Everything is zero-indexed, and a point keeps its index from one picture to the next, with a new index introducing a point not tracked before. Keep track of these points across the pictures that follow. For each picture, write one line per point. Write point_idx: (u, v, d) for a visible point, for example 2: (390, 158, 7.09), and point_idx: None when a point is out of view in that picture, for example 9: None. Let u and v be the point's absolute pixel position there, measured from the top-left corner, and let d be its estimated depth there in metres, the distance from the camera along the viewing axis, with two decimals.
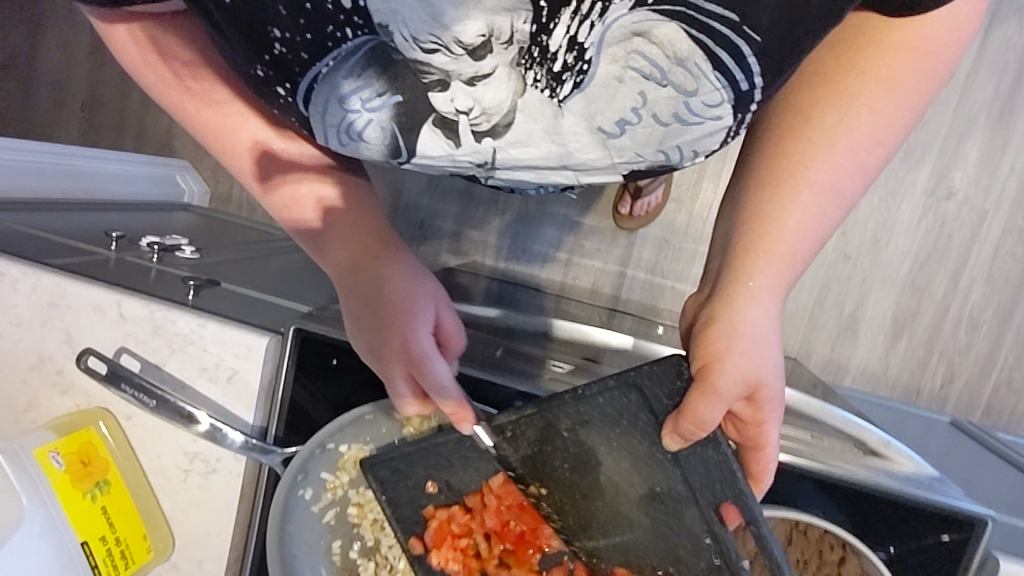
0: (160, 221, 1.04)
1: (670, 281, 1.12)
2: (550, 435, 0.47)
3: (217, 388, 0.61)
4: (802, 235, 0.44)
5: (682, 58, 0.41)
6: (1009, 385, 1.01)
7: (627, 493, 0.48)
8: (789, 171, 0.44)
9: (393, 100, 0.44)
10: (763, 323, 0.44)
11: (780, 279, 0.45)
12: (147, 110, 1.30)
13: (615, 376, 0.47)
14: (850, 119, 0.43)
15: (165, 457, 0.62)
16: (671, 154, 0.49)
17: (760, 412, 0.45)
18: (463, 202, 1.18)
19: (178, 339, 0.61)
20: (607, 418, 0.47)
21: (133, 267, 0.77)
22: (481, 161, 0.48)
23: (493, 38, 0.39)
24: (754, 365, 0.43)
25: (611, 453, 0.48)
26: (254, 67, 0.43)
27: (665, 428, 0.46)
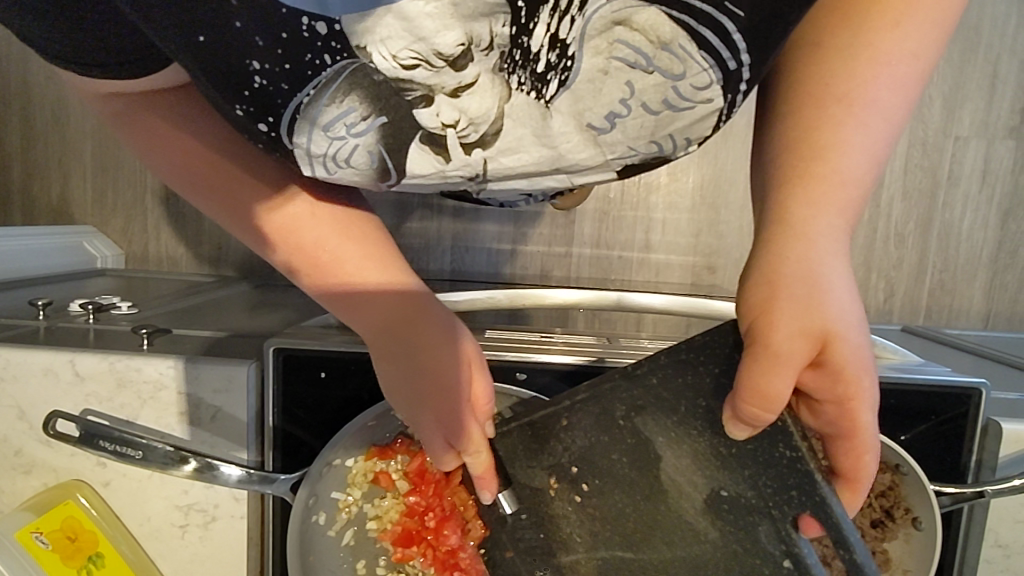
0: (80, 289, 0.97)
1: (616, 252, 1.14)
2: (608, 425, 0.47)
3: (201, 430, 0.57)
4: (849, 153, 0.39)
5: (666, 42, 0.40)
6: (942, 286, 1.09)
7: (692, 497, 0.45)
8: (809, 92, 0.40)
9: (378, 122, 0.43)
10: (822, 264, 0.39)
11: (830, 208, 0.39)
12: (38, 178, 1.20)
13: (666, 353, 0.45)
14: (874, 35, 0.38)
15: (157, 517, 0.57)
16: (664, 144, 0.48)
17: (834, 378, 0.38)
18: (397, 212, 1.14)
19: (148, 387, 0.56)
20: (662, 402, 0.45)
21: (70, 331, 0.71)
22: (472, 174, 0.48)
23: (473, 46, 0.39)
24: (817, 319, 0.37)
25: (670, 445, 0.45)
26: (233, 105, 0.41)
27: (729, 413, 0.42)
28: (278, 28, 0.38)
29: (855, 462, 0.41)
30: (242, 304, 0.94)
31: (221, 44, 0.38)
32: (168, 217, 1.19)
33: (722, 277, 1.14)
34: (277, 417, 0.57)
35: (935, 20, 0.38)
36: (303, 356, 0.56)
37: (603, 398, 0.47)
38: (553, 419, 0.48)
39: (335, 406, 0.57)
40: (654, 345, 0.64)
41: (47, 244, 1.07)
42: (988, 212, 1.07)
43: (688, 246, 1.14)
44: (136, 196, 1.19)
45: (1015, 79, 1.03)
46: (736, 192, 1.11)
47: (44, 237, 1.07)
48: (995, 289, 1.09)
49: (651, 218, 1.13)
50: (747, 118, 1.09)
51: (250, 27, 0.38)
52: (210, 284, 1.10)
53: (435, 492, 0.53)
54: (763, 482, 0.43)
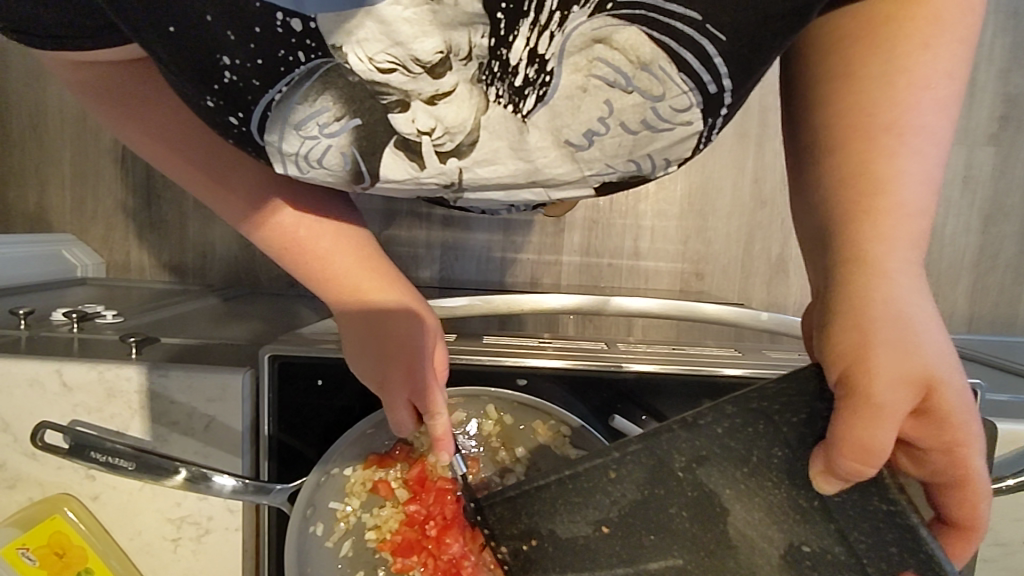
0: (59, 299, 0.95)
1: (606, 258, 1.14)
2: (663, 476, 0.44)
3: (194, 440, 0.56)
4: (914, 186, 0.39)
5: (646, 62, 0.40)
6: None
7: (767, 552, 0.42)
8: (852, 125, 0.39)
9: (352, 123, 0.42)
10: (910, 309, 0.38)
11: (903, 242, 0.39)
12: (16, 185, 1.18)
13: (733, 402, 0.42)
14: (903, 58, 0.38)
15: (148, 531, 0.56)
16: (642, 164, 0.48)
17: (937, 425, 0.38)
18: (385, 219, 1.13)
19: (138, 398, 0.55)
20: (728, 452, 0.43)
21: (53, 341, 0.69)
22: (448, 182, 0.48)
23: (451, 54, 0.39)
24: (918, 365, 0.37)
25: (738, 497, 0.43)
26: (204, 97, 0.42)
27: (818, 470, 0.40)
28: (249, 21, 0.38)
29: (963, 508, 0.40)
30: (227, 314, 0.92)
31: (191, 37, 0.39)
32: (152, 225, 1.17)
33: (710, 284, 1.15)
34: (273, 427, 0.56)
35: (963, 38, 0.39)
36: (296, 364, 0.55)
37: (658, 449, 0.45)
38: (600, 471, 0.46)
39: (325, 419, 0.56)
40: (649, 350, 0.64)
41: (27, 252, 1.04)
42: (968, 217, 1.09)
43: (676, 253, 1.14)
44: (118, 204, 1.17)
45: (991, 88, 1.06)
46: (723, 200, 1.13)
47: (25, 245, 1.04)
48: (977, 294, 1.11)
49: (640, 224, 1.14)
50: (733, 126, 1.10)
51: (221, 21, 0.38)
52: (194, 293, 1.08)
53: (434, 500, 0.53)
54: (857, 537, 0.40)
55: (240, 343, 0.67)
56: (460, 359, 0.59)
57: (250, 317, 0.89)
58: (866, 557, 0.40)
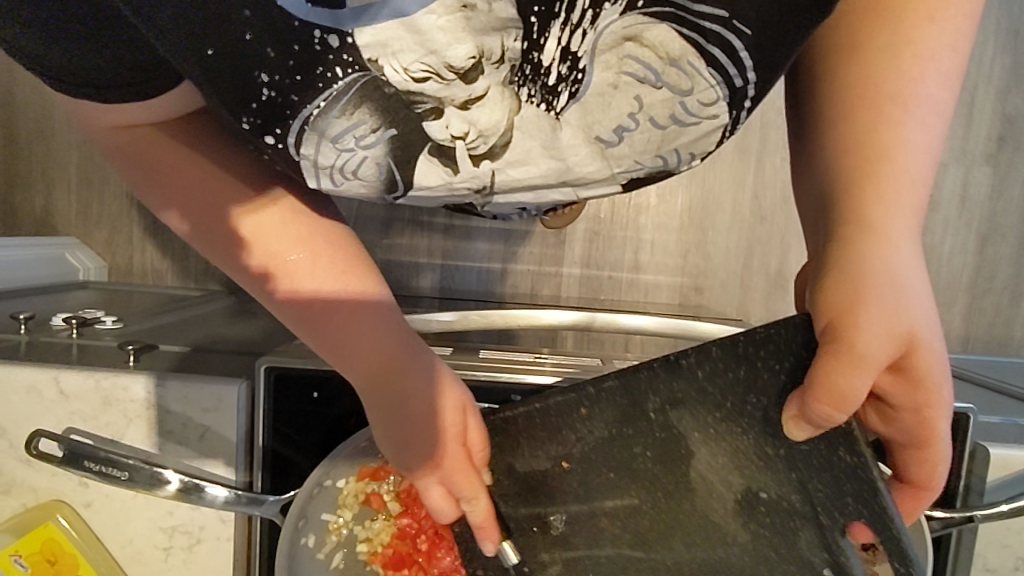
0: (60, 302, 0.95)
1: (606, 271, 1.15)
2: (633, 417, 0.47)
3: (189, 450, 0.56)
4: (914, 152, 0.40)
5: (675, 57, 0.42)
6: None
7: (722, 497, 0.45)
8: (859, 94, 0.40)
9: (387, 134, 0.45)
10: (900, 269, 0.40)
11: (902, 207, 0.40)
12: (20, 190, 1.18)
13: (719, 346, 0.45)
14: (911, 30, 0.39)
15: (141, 539, 0.56)
16: (669, 159, 0.51)
17: (911, 381, 0.40)
18: (387, 229, 1.14)
19: (135, 406, 0.55)
20: (703, 396, 0.45)
21: (52, 346, 0.69)
22: (479, 186, 0.50)
23: (484, 59, 0.40)
24: (902, 322, 0.39)
25: (705, 441, 0.45)
26: (241, 117, 0.43)
27: (791, 414, 0.43)
28: (288, 37, 0.39)
29: (923, 467, 0.43)
30: (227, 320, 0.93)
31: (231, 52, 0.39)
32: (154, 231, 1.18)
33: (710, 298, 1.15)
34: (268, 437, 0.56)
35: (966, 14, 0.40)
36: (293, 378, 0.55)
37: (634, 391, 0.47)
38: (572, 407, 0.48)
39: (328, 425, 0.56)
40: None
41: (28, 255, 1.04)
42: (967, 236, 1.09)
43: (676, 266, 1.15)
44: (121, 210, 1.18)
45: (992, 107, 1.06)
46: (723, 215, 1.13)
47: (25, 247, 1.05)
48: (975, 313, 1.11)
49: (640, 238, 1.14)
50: (734, 142, 1.10)
51: (260, 38, 0.39)
52: (193, 299, 1.08)
53: (425, 515, 0.53)
54: (814, 486, 0.43)
55: (237, 352, 0.67)
56: (472, 377, 0.59)
57: (249, 325, 0.89)
58: (822, 508, 0.43)
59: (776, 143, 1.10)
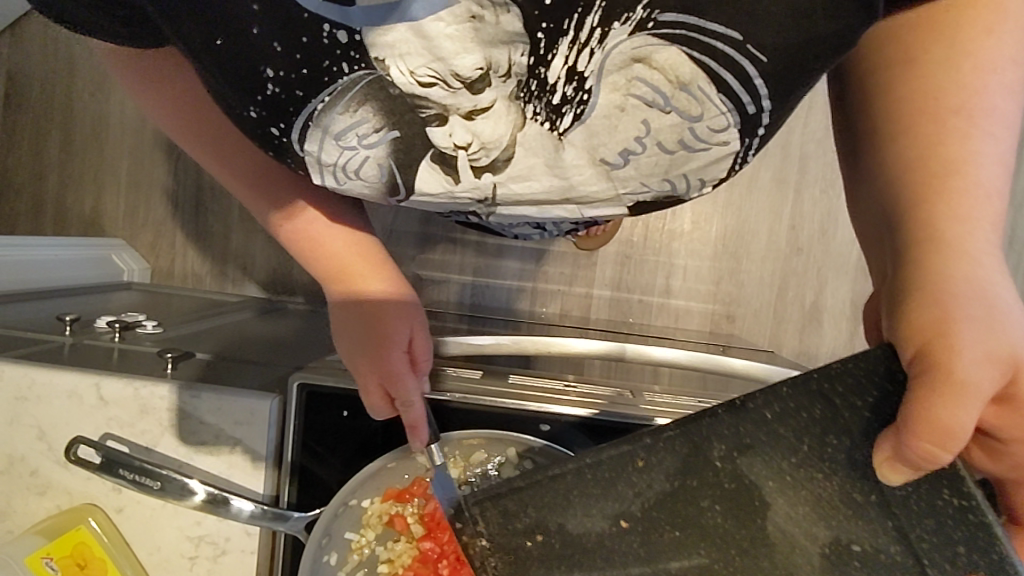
0: (102, 303, 0.98)
1: (636, 294, 1.14)
2: (697, 466, 0.41)
3: (218, 460, 0.57)
4: (986, 167, 0.40)
5: (685, 81, 0.43)
6: None
7: (807, 552, 0.39)
8: (919, 112, 0.40)
9: (390, 135, 0.45)
10: (989, 286, 0.38)
11: (979, 221, 0.39)
12: (73, 192, 1.22)
13: (789, 384, 0.40)
14: (970, 45, 0.39)
15: (168, 547, 0.57)
16: (677, 183, 0.51)
17: (1019, 410, 0.38)
18: (420, 244, 1.15)
19: (170, 415, 0.56)
20: (776, 439, 0.40)
21: (93, 349, 0.71)
22: (482, 197, 0.50)
23: (492, 71, 0.41)
24: (1002, 344, 0.37)
25: (781, 489, 0.40)
26: (249, 107, 0.45)
27: (883, 456, 0.38)
28: (296, 31, 0.40)
29: None
30: (260, 328, 0.94)
31: (242, 47, 0.42)
32: (195, 237, 1.20)
33: (741, 327, 1.14)
34: (297, 452, 0.57)
35: None
36: (322, 397, 0.56)
37: (694, 435, 0.41)
38: (625, 459, 0.41)
39: (361, 442, 0.57)
40: (673, 402, 0.63)
41: (74, 255, 1.08)
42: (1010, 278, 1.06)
43: (708, 293, 1.13)
44: (165, 215, 1.21)
45: None
46: (758, 245, 1.12)
47: (72, 248, 1.08)
48: None
49: (672, 263, 1.13)
50: (772, 171, 1.09)
51: (267, 33, 0.41)
52: (229, 304, 1.10)
53: (448, 540, 0.53)
54: (918, 537, 0.38)
55: (269, 365, 0.68)
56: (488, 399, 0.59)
57: (281, 334, 0.90)
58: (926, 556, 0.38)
59: (814, 175, 1.09)
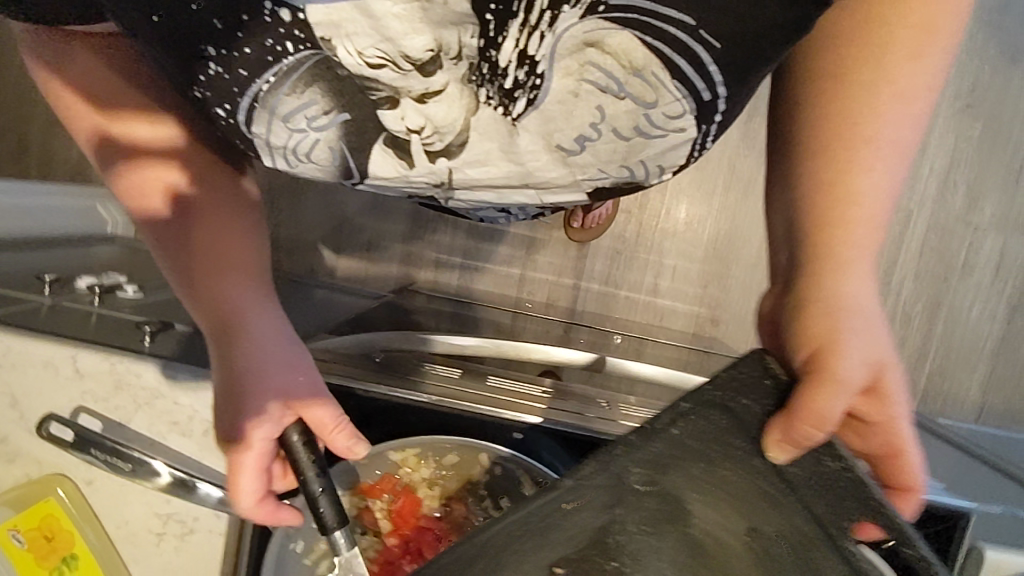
0: (85, 257, 0.96)
1: (623, 290, 1.14)
2: (621, 495, 0.40)
3: (189, 443, 0.56)
4: (879, 193, 0.41)
5: (638, 67, 0.42)
6: (941, 373, 1.08)
7: (738, 553, 0.39)
8: (828, 138, 0.41)
9: (340, 117, 0.45)
10: (868, 305, 0.41)
11: (868, 244, 0.41)
12: (62, 137, 1.20)
13: (693, 395, 0.41)
14: (888, 66, 0.40)
15: (136, 521, 0.57)
16: (636, 170, 0.52)
17: (885, 406, 0.41)
18: (411, 222, 1.14)
19: (144, 394, 0.56)
20: (687, 450, 0.40)
21: (72, 313, 0.70)
22: (437, 181, 0.51)
23: (442, 53, 0.40)
24: (876, 345, 0.40)
25: (702, 497, 0.40)
26: (194, 89, 0.45)
27: (774, 439, 0.39)
28: (236, 8, 0.39)
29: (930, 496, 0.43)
30: None
31: (179, 24, 0.41)
32: None
33: (724, 331, 1.14)
34: None
35: (948, 45, 0.40)
36: None
37: (609, 463, 0.41)
38: (547, 505, 0.40)
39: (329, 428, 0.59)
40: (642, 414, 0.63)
41: (59, 205, 1.06)
42: (994, 308, 1.06)
43: (695, 295, 1.14)
44: None
45: None
46: (748, 251, 1.12)
47: (58, 198, 1.06)
48: (994, 382, 1.07)
49: (662, 262, 1.13)
50: None
51: (209, 8, 0.40)
52: None
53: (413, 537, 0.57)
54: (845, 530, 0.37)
55: None
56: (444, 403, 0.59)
57: None
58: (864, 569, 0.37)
59: None
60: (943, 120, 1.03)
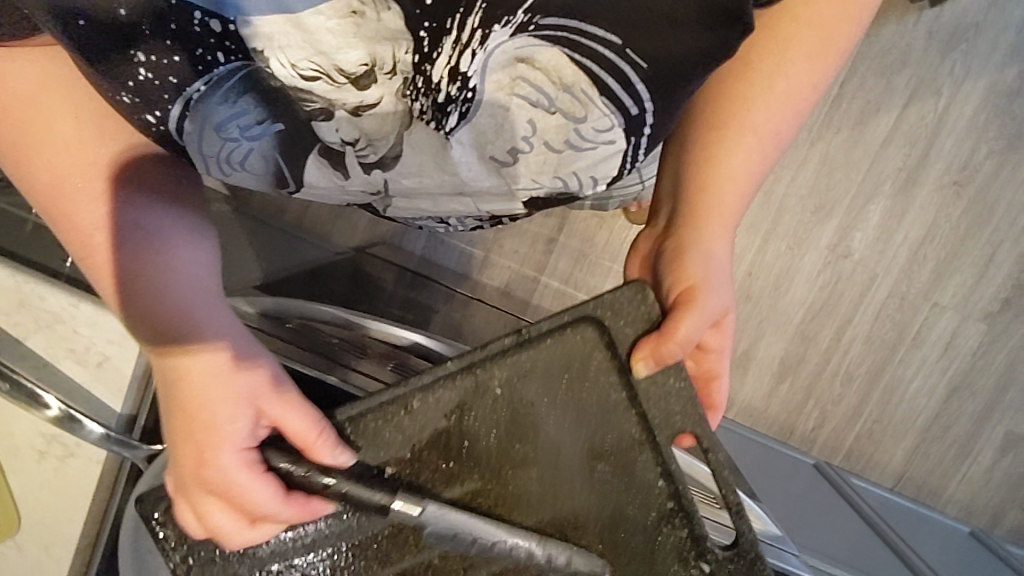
0: None
1: (581, 294, 1.15)
2: (482, 391, 0.49)
3: (83, 371, 0.61)
4: (748, 170, 0.55)
5: (568, 84, 0.49)
6: (869, 436, 1.08)
7: (571, 451, 0.49)
8: (724, 120, 0.54)
9: (274, 127, 0.50)
10: (720, 252, 0.54)
11: (730, 206, 0.55)
12: None
13: (570, 312, 0.49)
14: (774, 79, 0.53)
15: (21, 436, 0.62)
16: (568, 180, 0.60)
17: (718, 337, 0.55)
18: None
19: (48, 315, 0.62)
20: (550, 367, 0.50)
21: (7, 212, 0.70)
22: (375, 190, 0.60)
23: (376, 68, 0.44)
24: (722, 287, 0.53)
25: (551, 403, 0.49)
26: (118, 95, 0.44)
27: (642, 354, 0.49)
28: (167, 21, 0.41)
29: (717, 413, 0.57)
30: None
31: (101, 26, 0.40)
32: None
33: None
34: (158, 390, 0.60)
35: (815, 58, 0.53)
36: None
37: (478, 369, 0.49)
38: (419, 394, 0.48)
39: None
40: None
41: None
42: (935, 383, 1.06)
43: None
44: None
45: (1007, 269, 1.03)
46: None
47: None
48: (916, 456, 1.09)
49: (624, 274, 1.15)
50: None
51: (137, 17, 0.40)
52: None
53: None
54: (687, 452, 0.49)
55: None
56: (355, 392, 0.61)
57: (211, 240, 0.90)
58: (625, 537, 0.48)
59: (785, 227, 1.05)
60: (927, 189, 1.03)
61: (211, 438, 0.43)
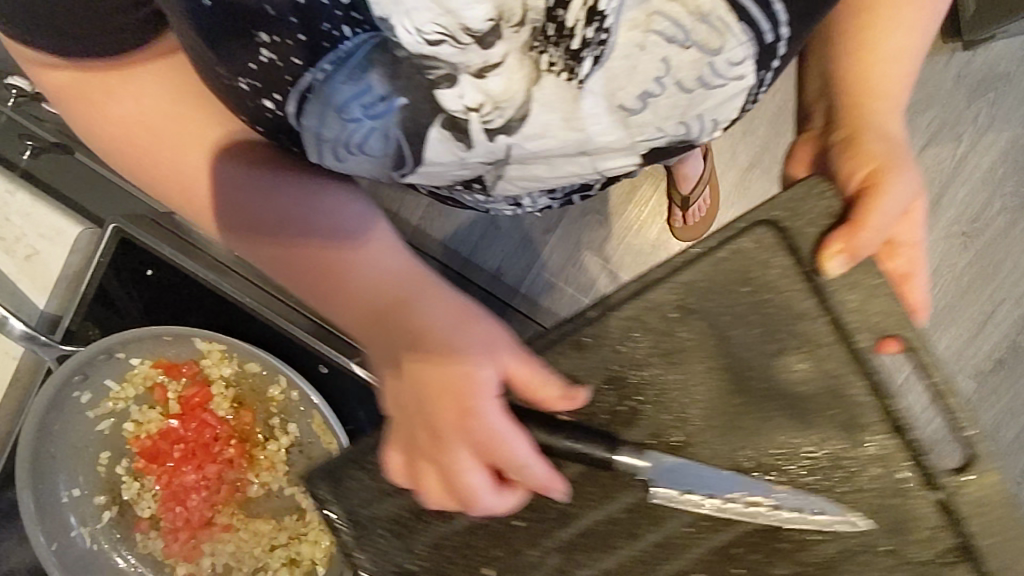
0: None
1: None
2: (653, 316, 0.55)
3: None
4: (906, 53, 0.57)
5: (705, 13, 0.45)
6: None
7: (767, 359, 0.54)
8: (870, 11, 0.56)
9: (397, 103, 0.46)
10: (897, 137, 0.57)
11: (893, 95, 0.57)
12: None
13: (745, 219, 0.54)
14: None
15: None
16: (692, 126, 0.54)
17: (912, 229, 0.57)
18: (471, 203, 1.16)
19: None
20: (722, 285, 0.55)
21: None
22: (493, 159, 0.52)
23: (503, 21, 0.41)
24: (911, 169, 0.55)
25: (727, 317, 0.55)
26: (239, 79, 0.47)
27: (835, 250, 0.52)
28: None
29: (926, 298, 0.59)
30: None
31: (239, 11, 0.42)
32: None
33: None
34: None
35: None
36: None
37: (648, 292, 0.55)
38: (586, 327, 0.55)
39: None
40: None
41: None
42: None
43: None
44: None
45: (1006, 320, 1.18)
46: None
47: None
48: None
49: None
50: None
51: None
52: None
53: None
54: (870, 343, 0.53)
55: None
56: None
57: None
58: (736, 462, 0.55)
59: None
60: None
61: (466, 383, 0.46)
